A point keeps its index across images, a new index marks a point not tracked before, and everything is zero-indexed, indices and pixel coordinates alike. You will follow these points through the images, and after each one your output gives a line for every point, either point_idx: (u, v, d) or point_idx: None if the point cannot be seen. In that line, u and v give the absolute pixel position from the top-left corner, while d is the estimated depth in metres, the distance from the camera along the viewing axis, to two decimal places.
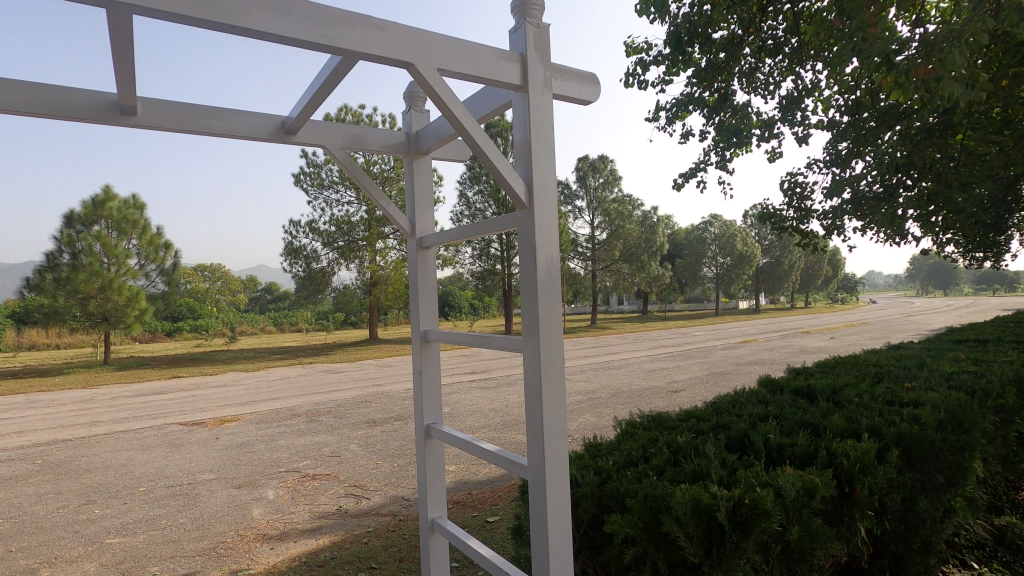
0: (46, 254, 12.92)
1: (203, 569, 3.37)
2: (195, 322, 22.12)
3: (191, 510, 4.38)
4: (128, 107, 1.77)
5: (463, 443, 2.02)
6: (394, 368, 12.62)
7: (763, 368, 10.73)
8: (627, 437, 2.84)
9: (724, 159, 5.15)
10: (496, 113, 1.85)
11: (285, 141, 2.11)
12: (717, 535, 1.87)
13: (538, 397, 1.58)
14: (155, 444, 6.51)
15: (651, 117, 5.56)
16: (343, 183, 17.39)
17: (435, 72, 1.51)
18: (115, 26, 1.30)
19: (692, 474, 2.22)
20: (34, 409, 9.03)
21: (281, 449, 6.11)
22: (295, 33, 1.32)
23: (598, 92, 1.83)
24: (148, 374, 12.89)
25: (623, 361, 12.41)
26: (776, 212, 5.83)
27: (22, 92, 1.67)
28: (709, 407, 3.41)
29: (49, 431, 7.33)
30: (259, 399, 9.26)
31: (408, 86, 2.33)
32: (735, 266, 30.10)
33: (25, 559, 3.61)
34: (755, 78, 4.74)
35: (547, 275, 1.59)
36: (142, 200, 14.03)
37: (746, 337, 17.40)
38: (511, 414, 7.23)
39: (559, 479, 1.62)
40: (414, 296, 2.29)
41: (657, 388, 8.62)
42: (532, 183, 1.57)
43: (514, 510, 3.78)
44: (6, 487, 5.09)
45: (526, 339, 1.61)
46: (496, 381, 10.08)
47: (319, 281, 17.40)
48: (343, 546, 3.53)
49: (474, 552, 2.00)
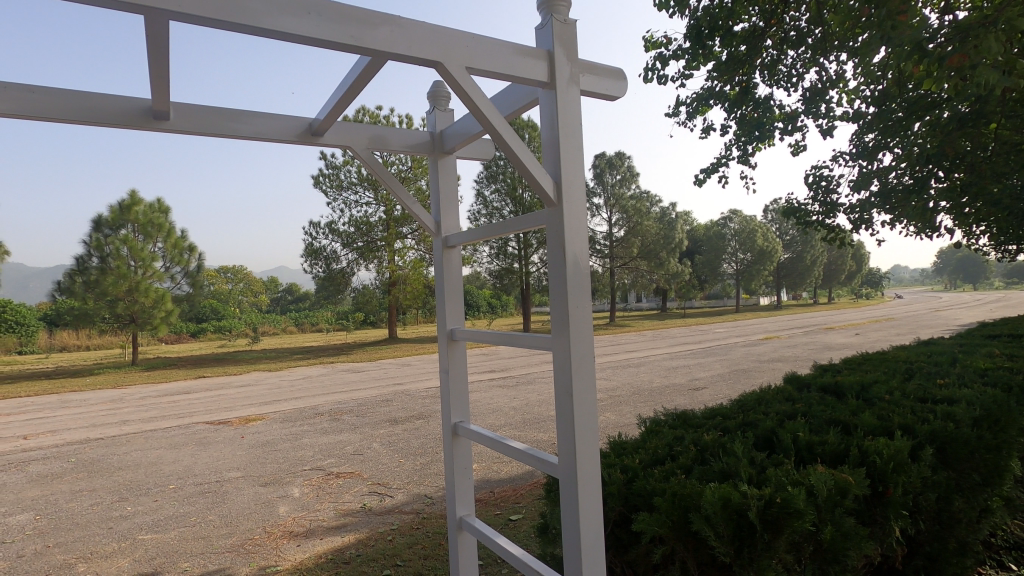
0: (76, 259, 13.28)
1: (233, 565, 3.43)
2: (220, 323, 22.56)
3: (220, 508, 4.46)
4: (161, 112, 1.80)
5: (491, 441, 2.02)
6: (414, 367, 12.72)
7: (787, 365, 10.55)
8: (651, 435, 2.82)
9: (746, 153, 5.07)
10: (522, 111, 1.85)
11: (312, 142, 2.14)
12: (747, 535, 1.85)
13: (568, 394, 1.58)
14: (182, 443, 6.63)
15: (671, 112, 5.48)
16: (361, 184, 17.53)
17: (462, 70, 1.51)
18: (151, 34, 1.32)
19: (721, 472, 2.19)
20: (67, 408, 9.28)
21: (305, 448, 6.19)
22: (326, 35, 1.33)
23: (625, 87, 1.81)
24: (174, 374, 13.16)
25: (643, 358, 12.30)
26: (803, 207, 5.66)
27: (61, 99, 1.71)
28: (734, 406, 3.36)
29: (82, 430, 7.53)
30: (282, 399, 9.39)
31: (432, 85, 2.34)
32: (756, 262, 29.71)
33: (63, 554, 3.71)
34: (777, 71, 4.67)
35: (576, 271, 1.57)
36: (167, 204, 14.30)
37: (768, 334, 17.19)
38: (532, 412, 7.24)
39: (591, 479, 1.61)
40: (440, 297, 2.29)
41: (679, 386, 8.54)
42: (560, 181, 1.56)
43: (537, 508, 3.78)
44: (41, 485, 5.24)
45: (555, 336, 1.61)
46: (516, 379, 10.09)
47: (339, 282, 17.60)
48: (368, 544, 3.56)
49: (504, 550, 2.00)
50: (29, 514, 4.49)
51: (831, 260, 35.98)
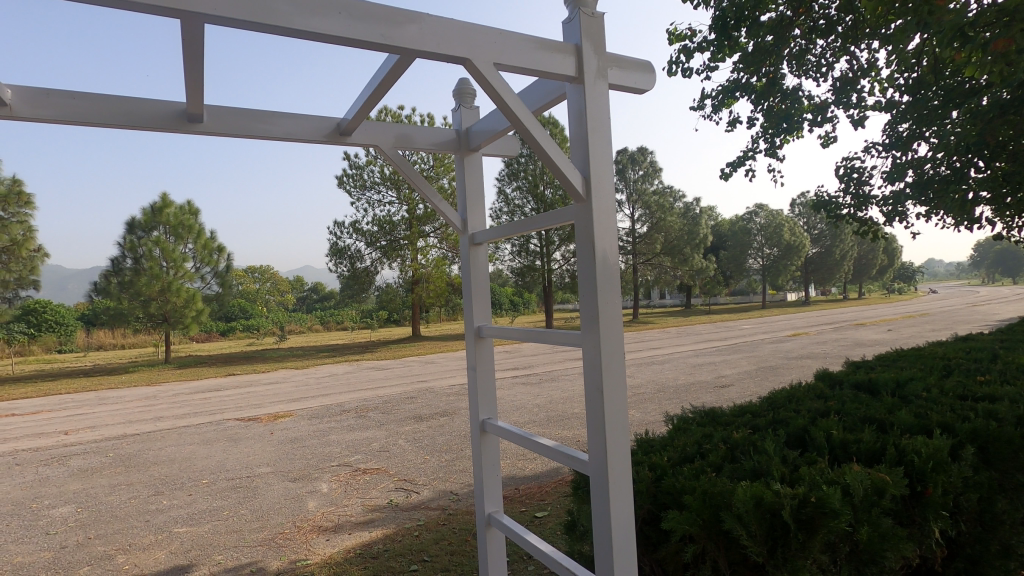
0: (111, 260, 13.75)
1: (264, 559, 3.50)
2: (248, 322, 23.03)
3: (251, 502, 4.56)
4: (194, 114, 1.83)
5: (519, 438, 2.02)
6: (437, 365, 12.83)
7: (816, 362, 10.32)
8: (680, 432, 2.80)
9: (773, 146, 4.97)
10: (549, 105, 1.84)
11: (340, 142, 2.16)
12: (781, 534, 1.81)
13: (598, 391, 1.57)
14: (213, 439, 6.79)
15: (696, 105, 5.40)
16: (384, 183, 17.70)
17: (490, 66, 1.51)
18: (186, 39, 1.35)
19: (752, 471, 2.16)
20: (105, 405, 9.60)
21: (332, 444, 6.29)
22: (356, 34, 1.34)
23: (653, 80, 1.79)
24: (205, 372, 13.51)
25: (667, 356, 12.16)
26: (833, 200, 5.51)
27: (98, 103, 1.76)
28: (765, 403, 3.31)
29: (119, 426, 7.78)
30: (310, 396, 9.55)
31: (458, 83, 2.34)
32: (782, 257, 29.15)
33: (102, 546, 3.84)
34: (805, 61, 4.57)
35: (605, 268, 1.56)
36: (196, 205, 14.64)
37: (796, 330, 16.88)
38: (556, 409, 7.24)
39: (622, 477, 1.59)
40: (467, 294, 2.30)
41: (705, 383, 8.44)
42: (589, 176, 1.54)
43: (563, 505, 3.77)
44: (82, 478, 5.43)
45: (585, 333, 1.59)
46: (540, 376, 10.10)
47: (363, 280, 17.81)
48: (395, 539, 3.59)
49: (533, 547, 1.99)
50: (71, 507, 4.65)
51: (861, 255, 35.07)
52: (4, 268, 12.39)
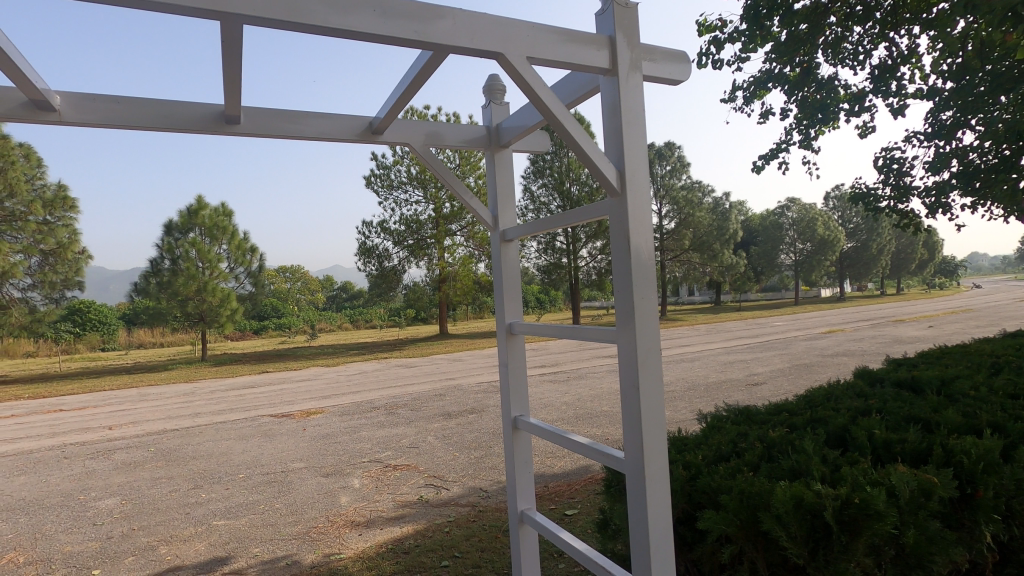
0: (151, 261, 14.27)
1: (299, 552, 3.57)
2: (280, 321, 23.58)
3: (286, 497, 4.66)
4: (232, 116, 1.87)
5: (551, 435, 2.01)
6: (465, 362, 12.91)
7: (853, 359, 10.01)
8: (714, 431, 2.75)
9: (808, 137, 4.82)
10: (583, 99, 1.82)
11: (371, 140, 2.17)
12: (822, 536, 1.75)
13: (634, 389, 1.54)
14: (249, 435, 6.96)
15: (727, 97, 5.29)
16: (410, 183, 17.86)
17: (524, 60, 1.50)
18: (226, 40, 1.37)
19: (791, 470, 2.10)
20: (146, 401, 9.94)
21: (363, 440, 6.38)
22: (390, 31, 1.34)
23: (689, 71, 1.75)
24: (240, 369, 13.88)
25: (697, 353, 11.98)
26: (872, 192, 5.31)
27: (143, 107, 1.82)
28: (802, 402, 3.22)
29: (160, 421, 8.04)
30: (341, 393, 9.72)
31: (487, 79, 2.32)
32: (816, 252, 28.35)
33: (145, 537, 3.97)
34: (841, 49, 4.42)
35: (640, 263, 1.53)
36: (230, 207, 14.98)
37: (831, 327, 16.44)
38: (585, 407, 7.20)
39: (659, 475, 1.56)
40: (498, 291, 2.30)
41: (736, 381, 8.28)
42: (623, 170, 1.52)
43: (593, 504, 3.75)
44: (126, 471, 5.63)
45: (620, 329, 1.57)
46: (568, 374, 10.06)
47: (391, 279, 18.01)
48: (426, 535, 3.62)
49: (567, 545, 1.97)
50: (115, 499, 4.83)
51: (900, 249, 33.88)
52: (51, 269, 12.94)
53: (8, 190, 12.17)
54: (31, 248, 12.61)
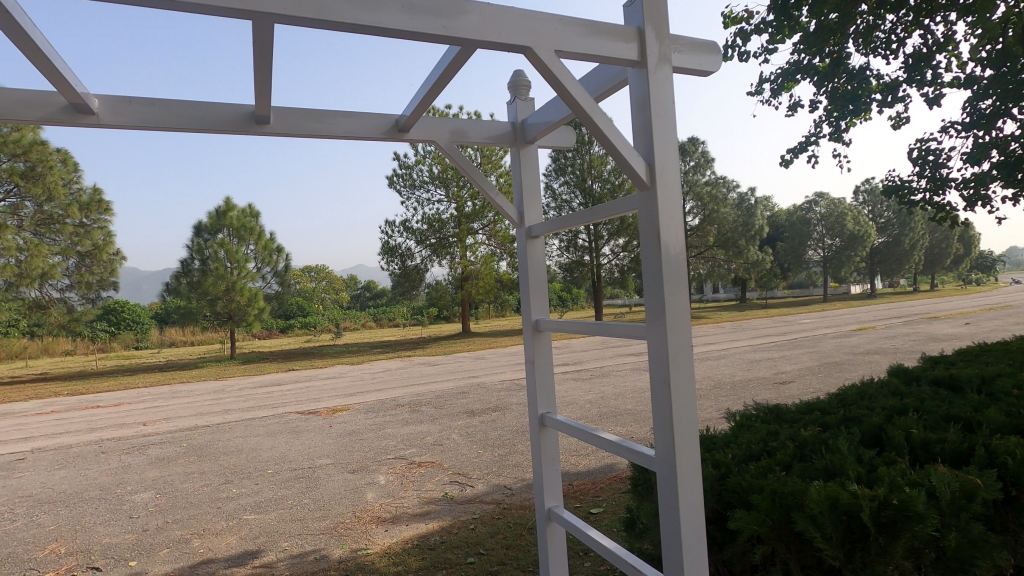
0: (182, 262, 14.65)
1: (327, 547, 3.62)
2: (305, 319, 23.96)
3: (313, 492, 4.73)
4: (262, 116, 1.90)
5: (580, 432, 1.99)
6: (487, 361, 12.94)
7: (886, 357, 9.74)
8: (743, 429, 2.70)
9: (838, 129, 4.69)
10: (611, 92, 1.79)
11: (398, 139, 2.18)
12: (860, 537, 1.68)
13: (665, 386, 1.52)
14: (277, 431, 7.09)
15: (754, 90, 5.17)
16: (432, 182, 17.95)
17: (552, 54, 1.49)
18: (257, 41, 1.39)
19: (824, 470, 2.05)
20: (178, 398, 10.20)
21: (388, 437, 6.45)
22: (417, 27, 1.34)
23: (720, 62, 1.72)
24: (267, 367, 14.13)
25: (723, 351, 11.80)
26: (906, 184, 5.14)
27: (179, 111, 1.86)
28: (834, 400, 3.15)
29: (191, 418, 8.24)
30: (366, 390, 9.84)
31: (512, 75, 2.31)
32: (846, 248, 27.66)
33: (179, 530, 4.07)
34: (873, 38, 4.28)
35: (672, 259, 1.50)
36: (257, 208, 15.28)
37: (862, 324, 16.04)
38: (609, 405, 7.16)
39: (691, 473, 1.53)
40: (525, 287, 2.29)
41: (763, 380, 8.11)
42: (652, 164, 1.50)
43: (618, 503, 3.72)
44: (160, 466, 5.79)
45: (650, 325, 1.55)
46: (591, 372, 10.00)
47: (414, 278, 18.13)
48: (451, 532, 3.64)
49: (596, 543, 1.95)
50: (150, 493, 4.96)
51: (934, 243, 32.84)
52: (87, 270, 13.36)
53: (47, 194, 12.50)
54: (68, 250, 13.02)
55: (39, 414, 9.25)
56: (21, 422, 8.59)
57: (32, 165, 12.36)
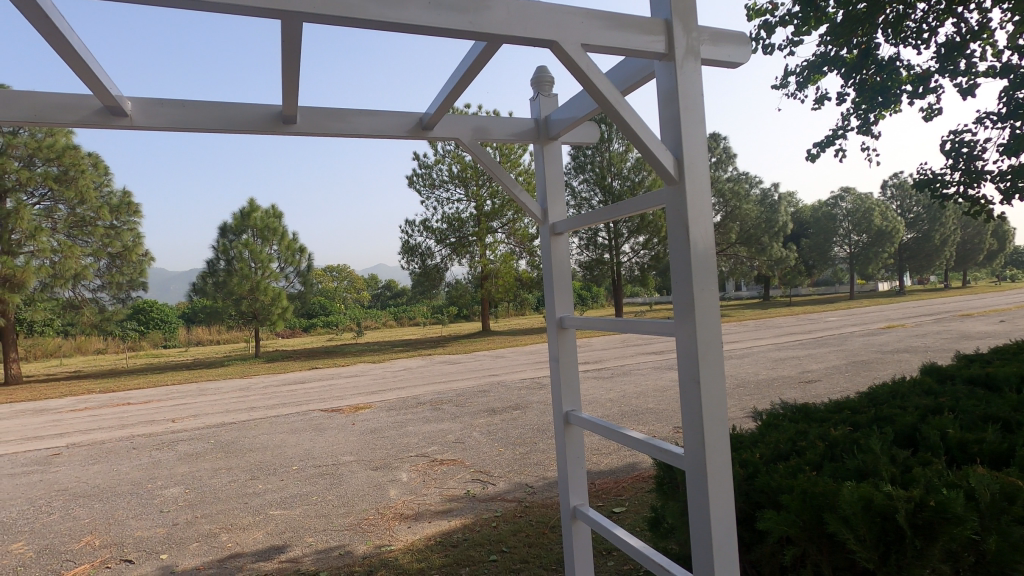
0: (208, 262, 15.00)
1: (351, 542, 3.66)
2: (328, 318, 24.29)
3: (337, 489, 4.79)
4: (289, 116, 1.92)
5: (605, 429, 1.97)
6: (507, 359, 12.96)
7: (916, 356, 9.49)
8: (771, 428, 2.66)
9: (866, 122, 4.57)
10: (638, 85, 1.77)
11: (421, 137, 2.18)
12: (895, 539, 1.63)
13: (694, 383, 1.49)
14: (301, 428, 7.19)
15: (779, 83, 5.07)
16: (452, 181, 18.01)
17: (578, 47, 1.47)
18: (284, 40, 1.41)
19: (856, 471, 1.99)
20: (205, 395, 10.42)
21: (410, 435, 6.49)
22: (443, 23, 1.34)
23: (749, 54, 1.68)
24: (291, 366, 14.35)
25: (747, 349, 11.62)
26: (938, 177, 4.98)
27: (209, 112, 1.89)
28: (864, 399, 3.07)
29: (218, 415, 8.41)
30: (387, 388, 9.93)
31: (536, 71, 2.29)
32: (873, 244, 26.99)
33: (208, 524, 4.16)
34: (903, 27, 4.16)
35: (702, 254, 1.47)
36: (280, 209, 15.52)
37: (890, 322, 15.65)
38: (630, 403, 7.11)
39: (721, 471, 1.51)
40: (548, 285, 2.28)
41: (789, 379, 7.96)
42: (681, 157, 1.47)
43: (641, 502, 3.68)
44: (189, 462, 5.92)
45: (678, 321, 1.53)
46: (612, 371, 9.94)
47: (434, 277, 18.22)
48: (474, 529, 3.65)
49: (622, 541, 1.93)
50: (180, 488, 5.08)
51: (966, 238, 31.90)
52: (118, 271, 13.74)
53: (79, 197, 12.87)
54: (100, 251, 13.40)
55: (73, 411, 9.53)
56: (56, 418, 8.88)
57: (65, 169, 12.73)
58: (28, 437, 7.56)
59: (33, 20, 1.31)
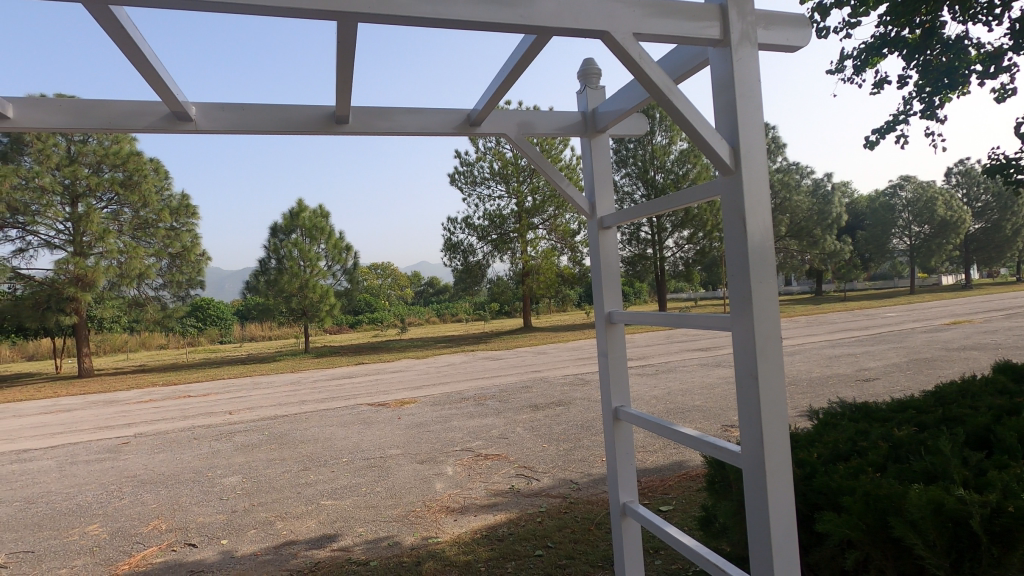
0: (260, 261, 15.61)
1: (399, 533, 3.74)
2: (373, 315, 24.89)
3: (385, 481, 4.91)
4: (342, 115, 1.97)
5: (656, 425, 1.94)
6: (550, 355, 12.95)
7: (987, 354, 8.90)
8: (829, 428, 2.55)
9: (930, 106, 4.29)
10: (690, 73, 1.73)
11: (470, 133, 2.20)
12: (967, 546, 1.53)
13: (752, 377, 1.45)
14: (349, 422, 7.39)
15: (834, 68, 4.83)
16: (493, 178, 18.07)
17: (630, 36, 1.45)
18: (340, 41, 1.44)
19: (923, 473, 1.89)
20: (259, 389, 10.86)
21: (454, 429, 6.57)
22: (495, 18, 1.34)
23: (809, 36, 1.61)
24: (338, 361, 14.74)
25: (799, 346, 11.19)
26: (1012, 162, 4.63)
27: (268, 114, 1.96)
28: (931, 398, 2.92)
29: (272, 408, 8.75)
30: (431, 384, 10.08)
31: (583, 63, 2.27)
32: (936, 235, 25.51)
33: (264, 512, 4.34)
34: (973, 3, 3.87)
35: (760, 249, 1.43)
36: (327, 209, 15.94)
37: (956, 317, 14.76)
38: (676, 401, 6.98)
39: (780, 469, 1.46)
40: (597, 279, 2.26)
41: (845, 377, 7.63)
42: (737, 146, 1.43)
43: (689, 501, 3.61)
44: (245, 452, 6.18)
45: (735, 315, 1.49)
46: (656, 367, 9.79)
47: (476, 274, 18.36)
48: (519, 524, 3.67)
49: (675, 539, 1.89)
50: (238, 477, 5.31)
51: None
52: (178, 270, 14.47)
53: (142, 201, 13.61)
54: (161, 252, 14.13)
55: (140, 402, 10.10)
56: (125, 409, 9.45)
57: (129, 174, 13.44)
58: (100, 427, 8.06)
59: (111, 32, 1.40)
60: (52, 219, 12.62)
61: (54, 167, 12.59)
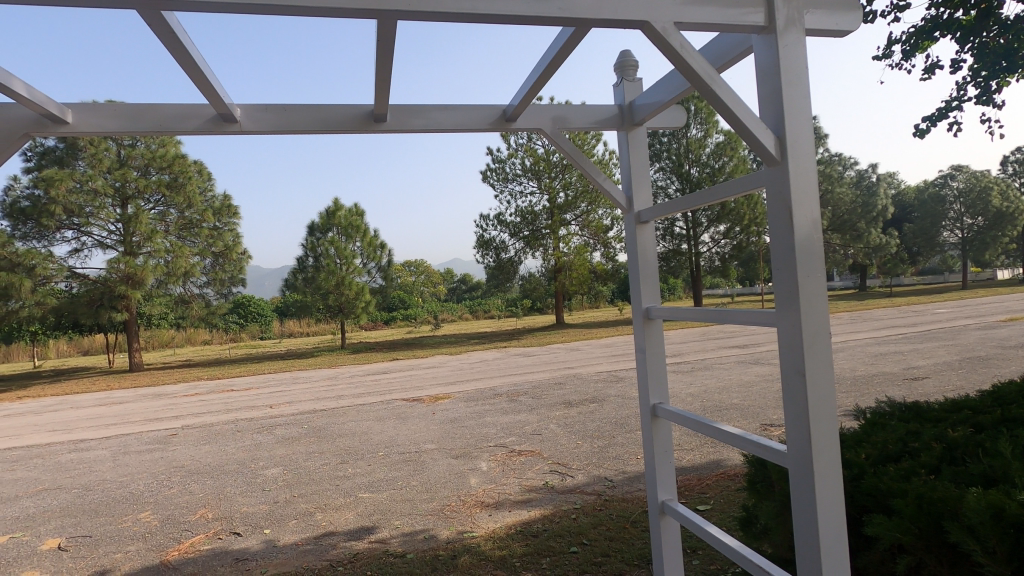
0: (298, 259, 16.00)
1: (435, 527, 3.79)
2: (406, 312, 25.22)
3: (420, 475, 4.98)
4: (380, 114, 2.00)
5: (696, 423, 1.90)
6: (583, 352, 12.87)
7: None
8: (877, 428, 2.45)
9: (984, 92, 4.06)
10: (733, 61, 1.68)
11: (506, 128, 2.19)
12: None
13: (799, 373, 1.40)
14: (385, 417, 7.51)
15: (881, 53, 4.62)
16: (525, 175, 18.05)
17: (671, 26, 1.42)
18: (381, 38, 1.45)
19: (981, 477, 1.79)
20: (298, 384, 11.14)
21: (488, 425, 6.61)
22: (535, 11, 1.33)
23: (858, 21, 1.55)
24: (373, 357, 15.00)
25: (842, 344, 10.81)
26: None
27: (308, 114, 2.00)
28: (988, 399, 2.77)
29: (310, 402, 8.97)
30: (464, 380, 10.15)
31: (619, 55, 2.24)
32: (991, 228, 24.26)
33: (305, 503, 4.45)
34: None
35: (806, 241, 1.38)
36: (361, 207, 16.23)
37: (1012, 314, 14.00)
38: (713, 398, 6.85)
39: (830, 468, 1.41)
40: (635, 276, 2.23)
41: (892, 375, 7.34)
42: (783, 136, 1.38)
43: (728, 501, 3.54)
44: (286, 445, 6.36)
45: (780, 310, 1.45)
46: (693, 365, 9.61)
47: (508, 270, 18.37)
48: (554, 520, 3.67)
49: (716, 539, 1.85)
50: (279, 469, 5.47)
51: None
52: (220, 269, 14.97)
53: (187, 202, 14.14)
54: (205, 251, 14.63)
55: (186, 395, 10.50)
56: (172, 402, 9.82)
57: (175, 176, 14.00)
58: (150, 419, 8.41)
59: (163, 37, 1.46)
60: (104, 220, 13.21)
61: (105, 171, 13.18)
